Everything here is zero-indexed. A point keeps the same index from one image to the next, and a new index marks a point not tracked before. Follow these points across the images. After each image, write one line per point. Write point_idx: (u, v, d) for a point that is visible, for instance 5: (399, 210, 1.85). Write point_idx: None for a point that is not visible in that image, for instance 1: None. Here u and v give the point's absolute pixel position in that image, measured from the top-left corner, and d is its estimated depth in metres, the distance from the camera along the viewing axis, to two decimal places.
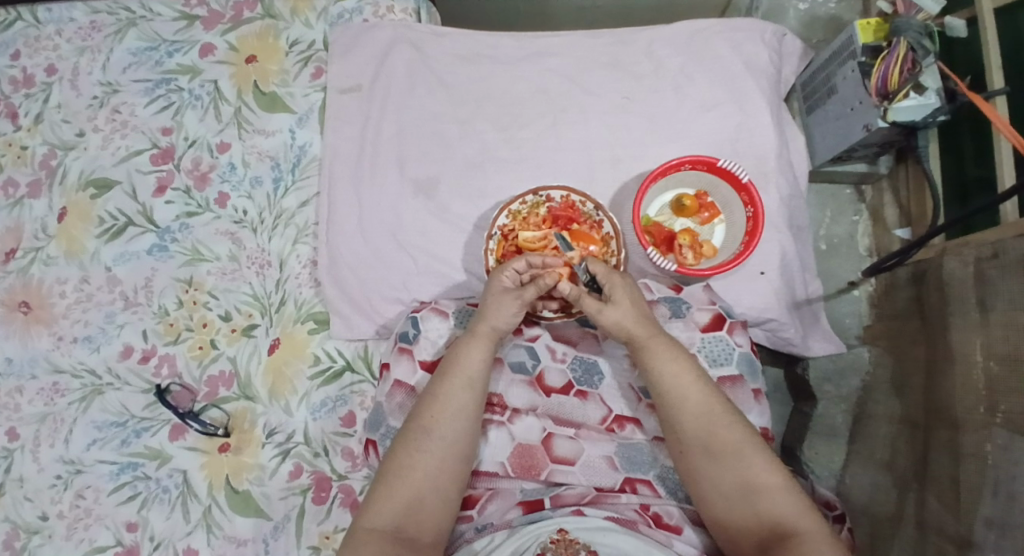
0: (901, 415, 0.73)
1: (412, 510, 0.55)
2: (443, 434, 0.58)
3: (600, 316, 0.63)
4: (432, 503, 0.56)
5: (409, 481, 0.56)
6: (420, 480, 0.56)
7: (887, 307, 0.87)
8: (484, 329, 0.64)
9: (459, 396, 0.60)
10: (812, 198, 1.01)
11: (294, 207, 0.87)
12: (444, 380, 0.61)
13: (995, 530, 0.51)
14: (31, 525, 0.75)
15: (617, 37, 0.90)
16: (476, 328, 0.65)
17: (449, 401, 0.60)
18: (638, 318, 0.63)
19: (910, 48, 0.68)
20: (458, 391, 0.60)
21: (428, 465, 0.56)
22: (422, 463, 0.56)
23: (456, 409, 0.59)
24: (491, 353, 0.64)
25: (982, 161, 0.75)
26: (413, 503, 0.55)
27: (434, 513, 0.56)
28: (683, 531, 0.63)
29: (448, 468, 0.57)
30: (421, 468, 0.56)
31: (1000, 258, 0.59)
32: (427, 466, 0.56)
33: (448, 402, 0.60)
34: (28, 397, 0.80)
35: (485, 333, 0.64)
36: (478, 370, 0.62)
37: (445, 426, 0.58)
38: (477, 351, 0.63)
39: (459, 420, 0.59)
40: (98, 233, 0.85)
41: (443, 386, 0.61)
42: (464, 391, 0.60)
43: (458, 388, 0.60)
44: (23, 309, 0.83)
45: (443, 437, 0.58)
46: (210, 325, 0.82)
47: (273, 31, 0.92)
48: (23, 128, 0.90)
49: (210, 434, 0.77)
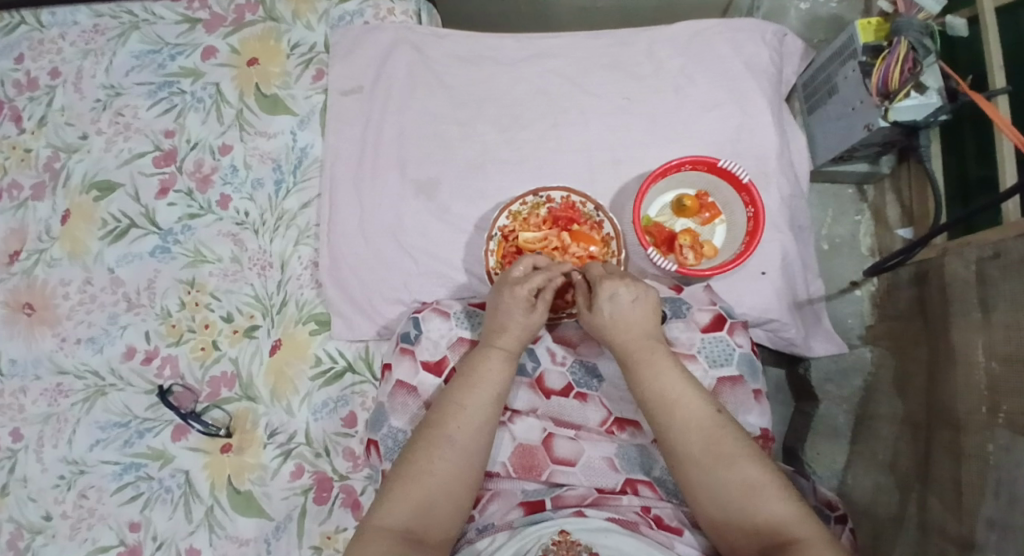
0: (903, 415, 0.73)
1: (423, 514, 0.54)
2: (457, 438, 0.58)
3: (605, 306, 0.64)
4: (443, 506, 0.55)
5: (422, 482, 0.55)
6: (436, 484, 0.56)
7: (889, 307, 0.87)
8: (509, 344, 0.65)
9: (474, 401, 0.60)
10: (814, 198, 1.01)
11: (295, 209, 0.87)
12: (465, 390, 0.61)
13: (997, 532, 0.50)
14: (36, 525, 0.75)
15: (617, 38, 0.90)
16: (499, 343, 0.65)
17: (471, 411, 0.60)
18: (648, 326, 0.63)
19: (910, 48, 0.67)
20: (481, 403, 0.60)
21: (441, 468, 0.56)
22: (440, 469, 0.56)
23: (472, 414, 0.60)
24: (512, 367, 0.64)
25: (984, 160, 0.75)
26: (425, 505, 0.55)
27: (444, 518, 0.55)
28: (683, 534, 0.62)
29: (463, 476, 0.57)
30: (435, 469, 0.56)
31: (1002, 257, 0.59)
32: (444, 472, 0.56)
33: (470, 412, 0.60)
34: (33, 398, 0.80)
35: (511, 350, 0.65)
36: (499, 385, 0.62)
37: (465, 437, 0.58)
38: (498, 365, 0.63)
39: (480, 432, 0.59)
40: (101, 235, 0.86)
41: (461, 393, 0.61)
42: (485, 402, 0.61)
43: (480, 400, 0.61)
44: (27, 310, 0.84)
45: (463, 447, 0.58)
46: (212, 327, 0.82)
47: (274, 33, 0.92)
48: (27, 131, 0.90)
49: (212, 434, 0.77)
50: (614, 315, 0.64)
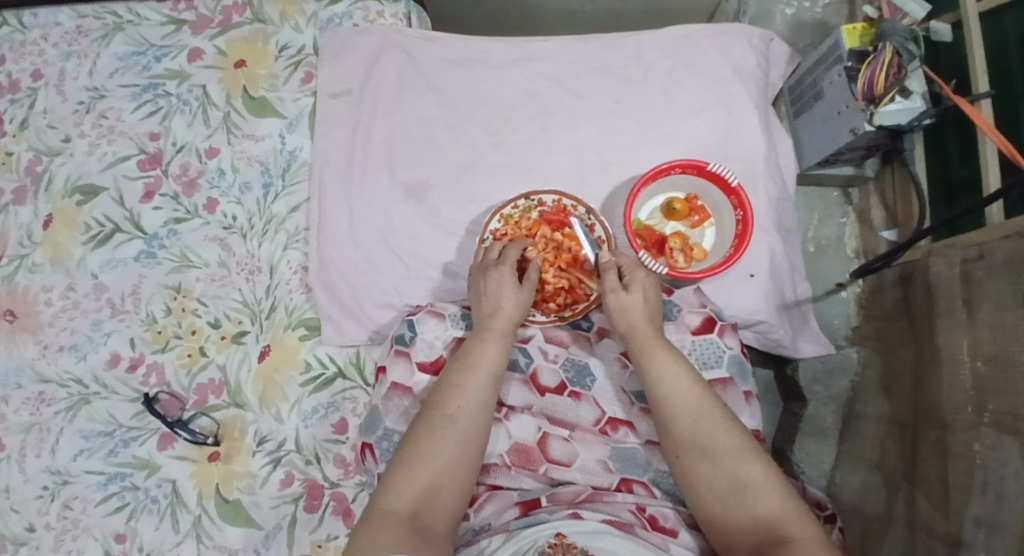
0: (890, 415, 0.74)
1: (429, 499, 0.54)
2: (464, 426, 0.58)
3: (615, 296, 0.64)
4: (449, 492, 0.55)
5: (429, 467, 0.55)
6: (441, 469, 0.55)
7: (875, 308, 0.88)
8: (501, 328, 0.65)
9: (480, 390, 0.61)
10: (801, 201, 1.02)
11: (284, 213, 0.86)
12: (463, 375, 0.61)
13: (984, 529, 0.51)
14: (18, 537, 0.74)
15: (606, 42, 0.91)
16: (492, 327, 0.65)
17: (471, 396, 0.60)
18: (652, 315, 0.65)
19: (895, 53, 0.70)
20: (478, 387, 0.60)
21: (448, 454, 0.56)
22: (443, 453, 0.56)
23: (479, 403, 0.60)
24: (506, 352, 0.64)
25: (968, 163, 0.76)
26: (431, 491, 0.54)
27: (450, 504, 0.55)
28: (678, 535, 0.62)
29: (466, 461, 0.57)
30: (441, 456, 0.56)
31: (985, 259, 0.60)
32: (448, 456, 0.56)
33: (469, 397, 0.60)
34: (14, 407, 0.78)
35: (503, 333, 0.65)
36: (495, 370, 0.63)
37: (466, 420, 0.58)
38: (494, 350, 0.64)
39: (479, 417, 0.59)
40: (84, 240, 0.84)
41: (464, 379, 0.61)
42: (489, 394, 0.61)
43: (479, 385, 0.61)
44: (8, 317, 0.82)
45: (465, 431, 0.58)
46: (199, 333, 0.81)
47: (262, 36, 0.91)
48: (8, 134, 0.88)
49: (199, 443, 0.76)
50: (625, 304, 0.64)
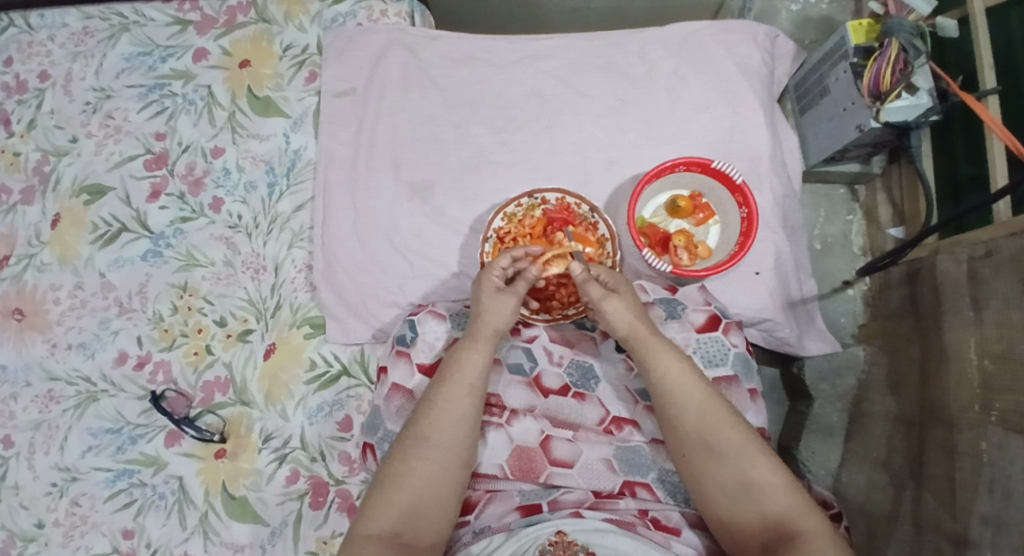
0: (897, 413, 0.74)
1: (410, 517, 0.55)
2: (443, 443, 0.58)
3: (603, 303, 0.63)
4: (430, 510, 0.56)
5: (408, 488, 0.56)
6: (420, 488, 0.56)
7: (882, 306, 0.88)
8: (486, 332, 0.64)
9: (458, 401, 0.59)
10: (806, 198, 1.02)
11: (289, 212, 0.86)
12: (441, 388, 0.60)
13: (991, 528, 0.51)
14: (27, 533, 0.74)
15: (610, 40, 0.90)
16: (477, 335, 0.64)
17: (450, 409, 0.59)
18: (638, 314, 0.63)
19: (901, 49, 0.68)
20: (460, 399, 0.60)
21: (427, 472, 0.56)
22: (421, 471, 0.56)
23: (456, 416, 0.59)
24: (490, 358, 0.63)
25: (975, 160, 0.76)
26: (412, 510, 0.55)
27: (434, 518, 0.56)
28: (681, 533, 0.63)
29: (448, 477, 0.57)
30: (420, 475, 0.56)
31: (992, 256, 0.60)
32: (427, 473, 0.56)
33: (449, 409, 0.59)
34: (23, 404, 0.79)
35: (486, 337, 0.64)
36: (475, 377, 0.61)
37: (447, 437, 0.58)
38: (483, 362, 0.62)
39: (464, 433, 0.59)
40: (91, 240, 0.85)
41: (441, 392, 0.60)
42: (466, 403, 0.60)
43: (457, 395, 0.60)
44: (17, 316, 0.82)
45: (442, 446, 0.57)
46: (205, 331, 0.81)
47: (266, 35, 0.92)
48: (16, 134, 0.89)
49: (206, 440, 0.77)
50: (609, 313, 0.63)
